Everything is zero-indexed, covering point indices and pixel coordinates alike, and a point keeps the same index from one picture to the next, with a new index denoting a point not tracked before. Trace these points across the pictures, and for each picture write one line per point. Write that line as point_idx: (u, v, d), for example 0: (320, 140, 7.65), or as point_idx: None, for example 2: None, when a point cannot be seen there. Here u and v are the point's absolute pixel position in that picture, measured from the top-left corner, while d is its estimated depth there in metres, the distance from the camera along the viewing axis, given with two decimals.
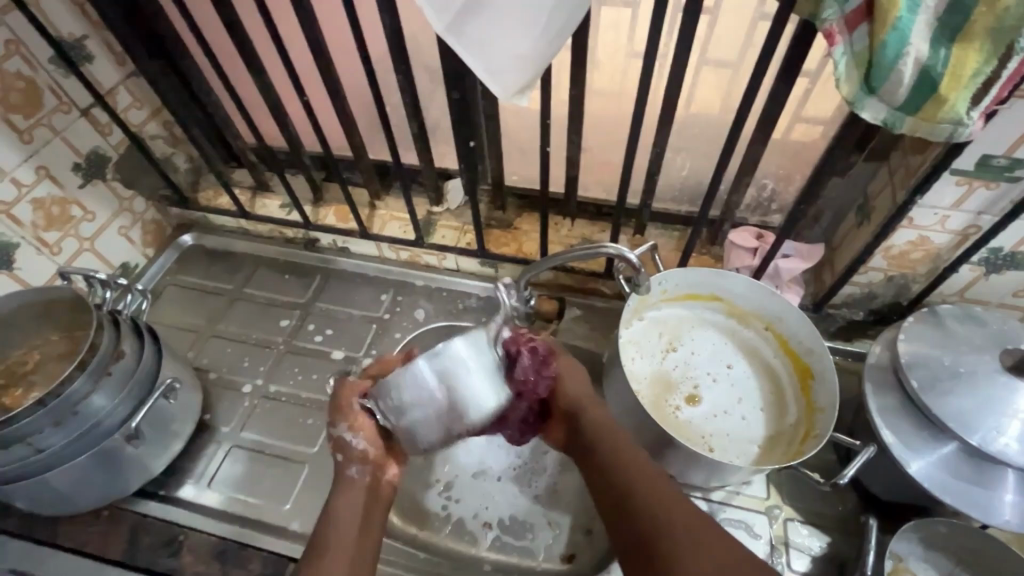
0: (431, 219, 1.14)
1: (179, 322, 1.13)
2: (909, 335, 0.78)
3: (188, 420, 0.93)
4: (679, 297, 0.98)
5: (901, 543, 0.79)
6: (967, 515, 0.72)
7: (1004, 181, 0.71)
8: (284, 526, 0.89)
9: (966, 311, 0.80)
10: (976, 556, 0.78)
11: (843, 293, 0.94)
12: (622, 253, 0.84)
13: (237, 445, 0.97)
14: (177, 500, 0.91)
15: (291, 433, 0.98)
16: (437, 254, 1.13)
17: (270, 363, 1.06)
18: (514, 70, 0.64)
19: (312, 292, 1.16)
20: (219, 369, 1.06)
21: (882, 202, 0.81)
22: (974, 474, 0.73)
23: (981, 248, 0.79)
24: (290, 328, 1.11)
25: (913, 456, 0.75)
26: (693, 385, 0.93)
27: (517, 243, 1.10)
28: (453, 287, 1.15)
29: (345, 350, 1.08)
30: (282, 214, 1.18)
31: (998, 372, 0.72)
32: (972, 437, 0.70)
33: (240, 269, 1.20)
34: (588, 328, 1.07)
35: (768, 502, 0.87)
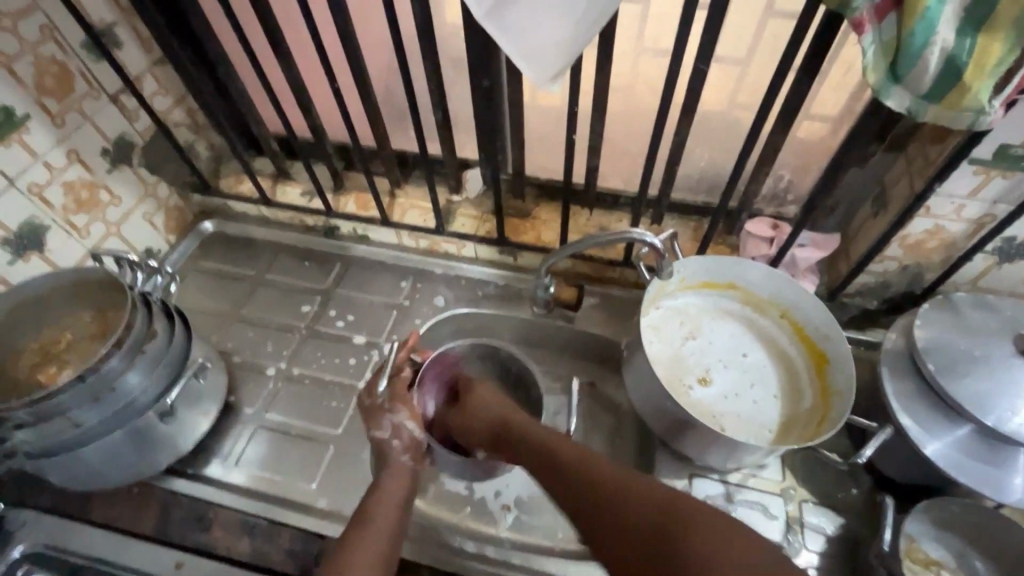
0: (451, 208, 1.16)
1: (203, 306, 1.15)
2: (925, 321, 0.80)
3: (215, 401, 0.95)
4: (695, 285, 1.00)
5: (914, 521, 0.82)
6: (981, 494, 0.75)
7: (1021, 171, 0.73)
8: (310, 504, 0.91)
9: (980, 298, 0.82)
10: (988, 535, 0.80)
11: (858, 282, 0.96)
12: (645, 237, 0.87)
13: (263, 425, 0.99)
14: (205, 478, 0.93)
15: (315, 415, 1.00)
16: (456, 242, 1.15)
17: (293, 346, 1.08)
18: (548, 57, 0.66)
19: (332, 278, 1.17)
20: (243, 352, 1.08)
21: (899, 191, 0.84)
22: (989, 455, 0.75)
23: (996, 237, 0.81)
24: (312, 313, 1.13)
25: (928, 438, 0.77)
26: (706, 370, 0.95)
27: (536, 231, 1.12)
28: (472, 275, 1.17)
29: (368, 335, 1.10)
30: (303, 202, 1.19)
31: (1012, 356, 0.74)
32: (987, 418, 0.72)
33: (261, 255, 1.22)
34: (605, 316, 1.09)
35: (783, 484, 0.90)
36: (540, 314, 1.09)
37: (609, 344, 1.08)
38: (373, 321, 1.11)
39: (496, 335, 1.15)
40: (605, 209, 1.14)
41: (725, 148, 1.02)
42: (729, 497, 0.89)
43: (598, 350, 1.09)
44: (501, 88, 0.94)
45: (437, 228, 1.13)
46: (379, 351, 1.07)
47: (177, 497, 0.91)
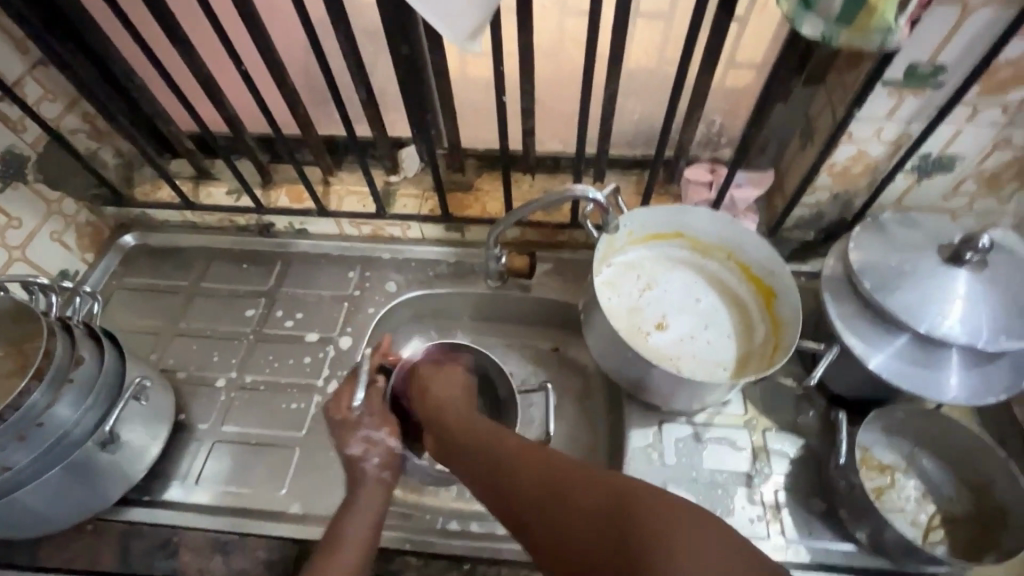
0: (390, 189, 1.12)
1: (136, 325, 1.07)
2: (858, 243, 0.84)
3: (163, 422, 0.89)
4: (644, 237, 1.01)
5: (864, 431, 0.87)
6: (923, 397, 0.80)
7: (930, 88, 0.76)
8: (283, 510, 0.88)
9: (904, 216, 0.86)
10: (931, 434, 0.86)
11: (795, 215, 0.99)
12: (588, 194, 0.86)
13: (220, 440, 0.94)
14: (166, 503, 0.88)
15: (275, 420, 0.96)
16: (400, 224, 1.11)
17: (241, 354, 1.03)
18: (467, 13, 0.63)
19: (274, 278, 1.12)
20: (187, 368, 1.02)
21: (823, 121, 0.86)
22: (926, 360, 0.80)
23: (913, 155, 0.85)
24: (257, 317, 1.07)
25: (872, 353, 0.82)
26: (661, 317, 0.97)
27: (480, 204, 1.10)
28: (420, 257, 1.13)
29: (320, 332, 1.05)
30: (230, 201, 1.12)
31: (937, 265, 0.79)
32: (921, 326, 0.76)
33: (192, 263, 1.14)
34: (560, 280, 1.09)
35: (746, 417, 0.93)
36: (495, 286, 1.08)
37: (568, 308, 1.07)
38: (324, 317, 1.07)
39: (455, 314, 1.13)
40: (547, 172, 1.11)
41: (658, 100, 1.01)
42: (697, 437, 0.92)
43: (558, 315, 1.09)
44: (423, 57, 0.89)
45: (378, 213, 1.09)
46: (335, 346, 1.03)
47: (136, 527, 0.86)
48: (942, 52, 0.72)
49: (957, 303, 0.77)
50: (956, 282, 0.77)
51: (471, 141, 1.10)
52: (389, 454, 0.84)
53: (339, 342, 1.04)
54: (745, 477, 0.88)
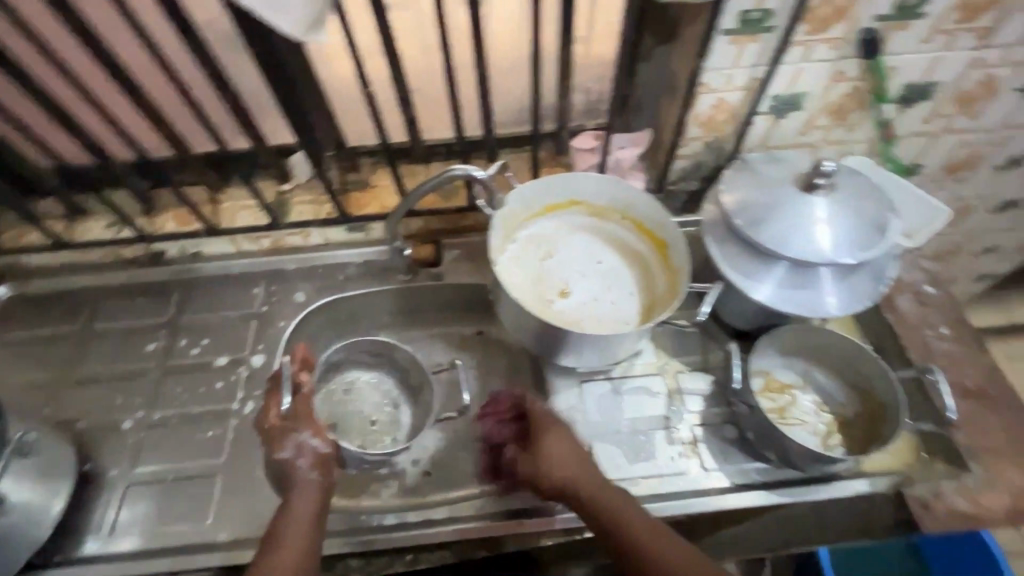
0: (283, 198, 1.09)
1: (23, 381, 0.99)
2: (732, 183, 0.89)
3: (64, 479, 0.83)
4: (540, 210, 1.04)
5: (759, 356, 0.94)
6: (805, 315, 0.87)
7: (763, 33, 0.83)
8: (211, 540, 0.85)
9: (768, 154, 0.93)
10: (820, 349, 0.94)
11: (677, 168, 1.05)
12: (470, 172, 0.88)
13: (133, 482, 0.90)
14: (83, 559, 0.83)
15: (191, 452, 0.92)
16: (299, 232, 1.08)
17: (146, 391, 0.98)
18: (299, 3, 0.62)
19: (172, 306, 1.05)
20: (88, 416, 0.95)
21: (681, 75, 0.91)
22: (803, 281, 0.87)
23: (764, 96, 0.92)
24: (159, 350, 1.02)
25: (756, 284, 0.88)
26: (566, 283, 1.00)
27: (378, 200, 1.09)
28: (328, 261, 1.08)
29: (230, 354, 1.01)
30: (111, 235, 1.06)
31: (797, 194, 0.85)
32: (791, 252, 0.83)
33: (79, 305, 1.05)
34: (470, 264, 1.10)
35: (659, 363, 0.98)
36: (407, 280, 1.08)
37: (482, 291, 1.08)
38: (232, 338, 1.03)
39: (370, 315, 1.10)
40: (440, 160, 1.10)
41: (527, 74, 1.05)
42: (616, 390, 0.96)
43: (474, 300, 1.10)
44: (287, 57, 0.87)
45: (271, 223, 1.07)
46: (247, 366, 1.00)
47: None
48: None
49: (819, 225, 0.84)
50: (814, 206, 0.84)
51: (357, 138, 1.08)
52: (320, 454, 0.80)
53: (251, 361, 1.00)
54: (664, 419, 0.93)
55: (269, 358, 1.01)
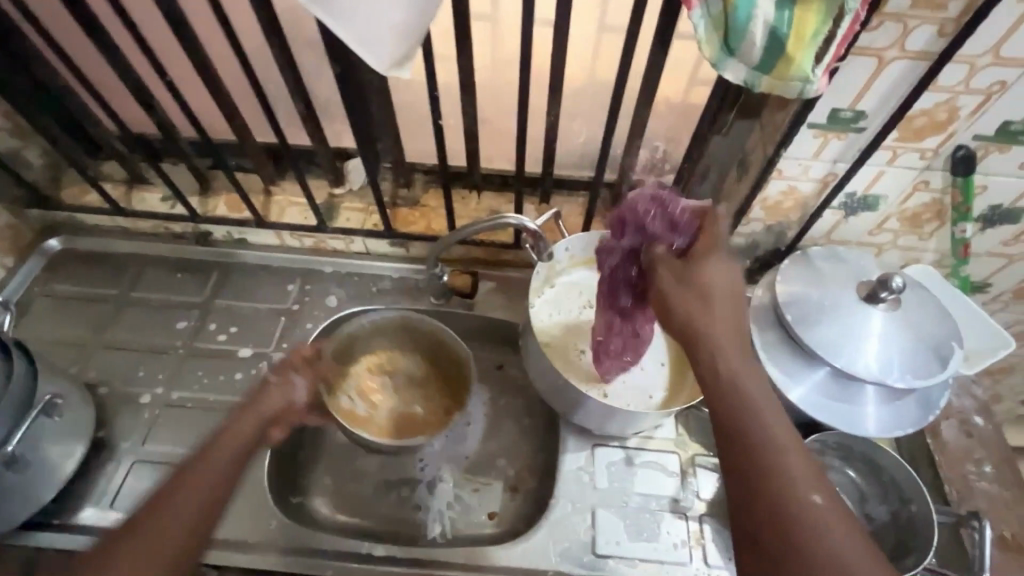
0: (333, 202, 0.93)
1: (57, 337, 0.86)
2: (784, 276, 0.72)
3: (80, 438, 0.73)
4: (586, 260, 0.87)
5: (841, 424, 0.68)
6: (834, 429, 0.68)
7: (853, 132, 0.66)
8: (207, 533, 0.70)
9: (832, 251, 0.74)
10: (896, 487, 0.69)
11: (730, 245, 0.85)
12: (524, 224, 0.71)
13: (141, 459, 0.75)
14: (74, 528, 0.70)
15: (196, 437, 0.77)
16: (343, 238, 0.92)
17: (168, 370, 0.83)
18: (392, 38, 0.51)
19: (212, 287, 0.91)
20: (110, 382, 0.81)
21: (755, 154, 0.74)
22: (840, 392, 0.68)
23: (840, 193, 0.73)
24: (188, 330, 0.87)
25: (791, 383, 0.69)
26: (581, 350, 0.82)
27: (425, 220, 0.92)
28: (379, 272, 0.94)
29: (253, 348, 0.85)
30: (164, 208, 0.92)
31: (858, 305, 0.67)
32: (837, 363, 0.65)
33: (125, 267, 0.93)
34: (504, 299, 0.91)
35: (679, 440, 0.79)
36: (437, 304, 0.91)
37: (512, 329, 0.91)
38: (260, 331, 0.87)
39: (502, 344, 0.95)
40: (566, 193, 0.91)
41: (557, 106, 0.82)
42: (629, 461, 0.77)
43: (505, 335, 0.93)
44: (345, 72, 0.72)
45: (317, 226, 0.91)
46: (267, 364, 0.84)
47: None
48: (864, 97, 0.62)
49: (871, 342, 0.66)
50: (870, 319, 0.66)
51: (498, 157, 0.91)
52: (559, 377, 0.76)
53: (274, 359, 0.84)
54: (671, 502, 0.74)
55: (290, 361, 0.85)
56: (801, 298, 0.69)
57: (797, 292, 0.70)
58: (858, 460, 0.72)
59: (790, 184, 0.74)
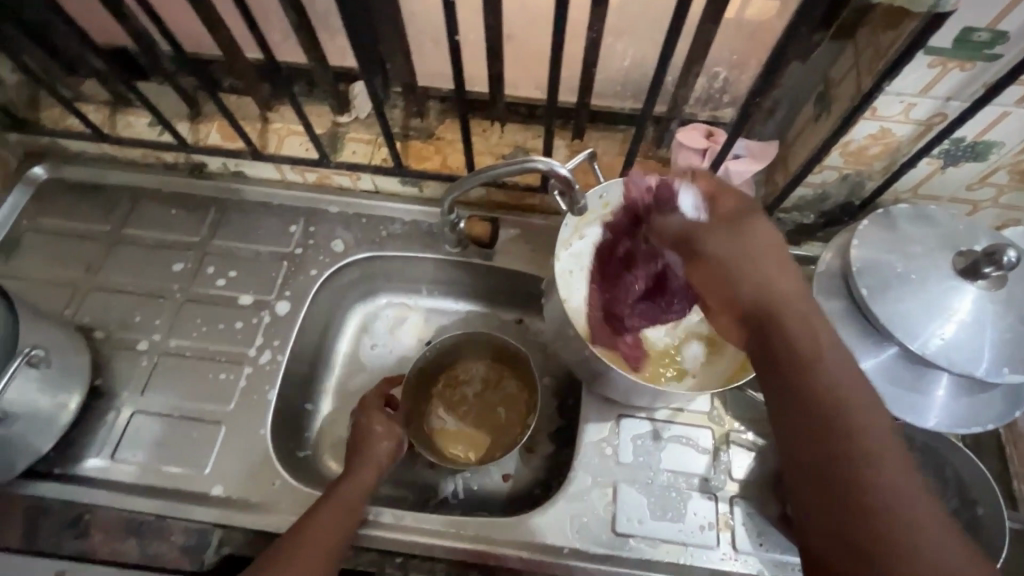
0: (337, 132, 0.82)
1: (48, 275, 0.80)
2: (861, 239, 0.60)
3: (74, 387, 0.69)
4: None
5: (907, 416, 0.59)
6: (896, 418, 0.60)
7: (982, 60, 0.52)
8: (206, 491, 0.67)
9: (921, 209, 0.61)
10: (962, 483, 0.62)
11: (794, 197, 0.73)
12: (553, 168, 0.60)
13: (142, 409, 0.72)
14: (75, 477, 0.67)
15: (196, 389, 0.73)
16: (348, 174, 0.82)
17: (165, 315, 0.78)
18: None
19: (209, 226, 0.84)
20: (106, 326, 0.77)
21: (844, 86, 0.60)
22: (911, 377, 0.59)
23: (945, 139, 0.59)
24: (184, 272, 0.80)
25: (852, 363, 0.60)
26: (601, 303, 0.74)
27: (441, 156, 0.81)
28: (390, 213, 0.85)
29: (254, 295, 0.79)
30: (152, 135, 0.83)
31: (953, 279, 0.56)
32: (916, 346, 0.55)
33: (116, 200, 0.86)
34: (527, 249, 0.82)
35: (712, 414, 0.72)
36: (452, 253, 0.83)
37: (534, 283, 0.83)
38: (260, 276, 0.80)
39: (522, 298, 0.87)
40: (603, 128, 0.80)
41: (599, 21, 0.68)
42: (656, 436, 0.70)
43: (526, 288, 0.85)
44: None
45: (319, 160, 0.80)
46: (269, 314, 0.78)
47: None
48: (1011, 12, 0.47)
49: (963, 324, 0.55)
50: (965, 298, 0.55)
51: (525, 83, 0.77)
52: (574, 355, 0.71)
53: (275, 308, 0.78)
54: (701, 480, 0.68)
55: (293, 311, 0.78)
56: (881, 266, 0.58)
57: (879, 260, 0.59)
58: (920, 450, 0.64)
59: (885, 125, 0.60)
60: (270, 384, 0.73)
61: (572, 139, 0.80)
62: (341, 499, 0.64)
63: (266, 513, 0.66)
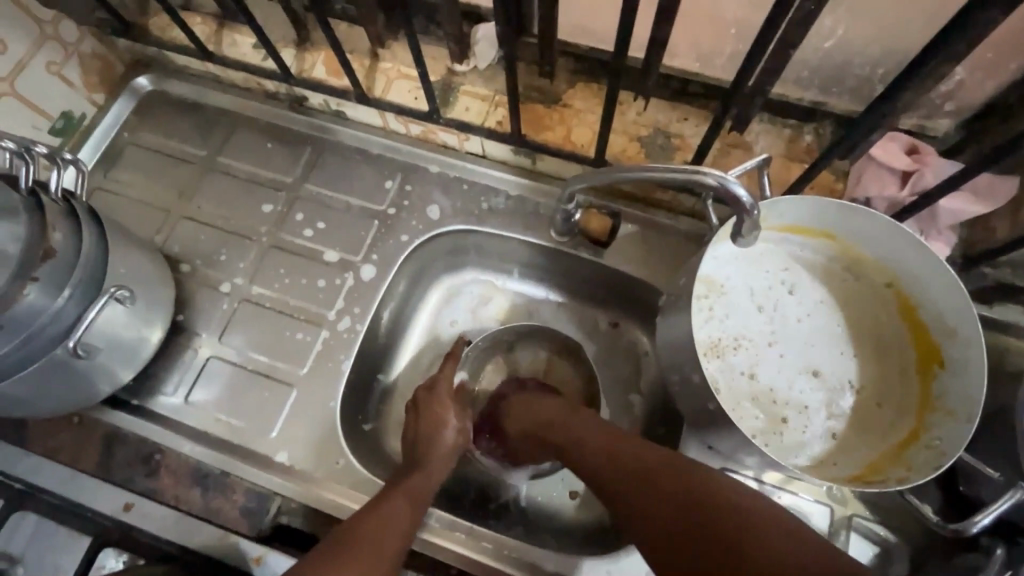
0: (452, 82, 0.72)
1: (142, 195, 0.78)
2: None
3: (157, 322, 0.67)
4: (779, 229, 0.61)
5: None
6: None
7: None
8: (270, 456, 0.65)
9: None
10: None
11: (1016, 252, 0.56)
12: (723, 185, 0.48)
13: (218, 355, 0.70)
14: (151, 412, 0.67)
15: (272, 344, 0.70)
16: (457, 133, 0.73)
17: (250, 259, 0.74)
18: None
19: (302, 167, 0.78)
20: (192, 260, 0.74)
21: None
22: None
23: None
24: (273, 215, 0.76)
25: None
26: (745, 374, 0.60)
27: (565, 127, 0.69)
28: (494, 184, 0.75)
29: (339, 252, 0.73)
30: (256, 59, 0.76)
31: None
32: None
33: (213, 124, 0.81)
34: (645, 251, 0.70)
35: (835, 490, 0.60)
36: (557, 242, 0.72)
37: (644, 290, 0.72)
38: (349, 233, 0.74)
39: (624, 302, 0.76)
40: (767, 120, 0.65)
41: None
42: None
43: (631, 293, 0.74)
44: None
45: (428, 113, 0.71)
46: (352, 276, 0.72)
47: (48, 462, 0.64)
48: None
49: None
50: None
51: (685, 52, 0.63)
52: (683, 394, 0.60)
53: (360, 272, 0.72)
54: None
55: (378, 277, 0.72)
56: None
57: None
58: None
59: None
60: (345, 354, 0.69)
61: (728, 130, 0.66)
62: (409, 489, 0.60)
63: (326, 491, 0.63)
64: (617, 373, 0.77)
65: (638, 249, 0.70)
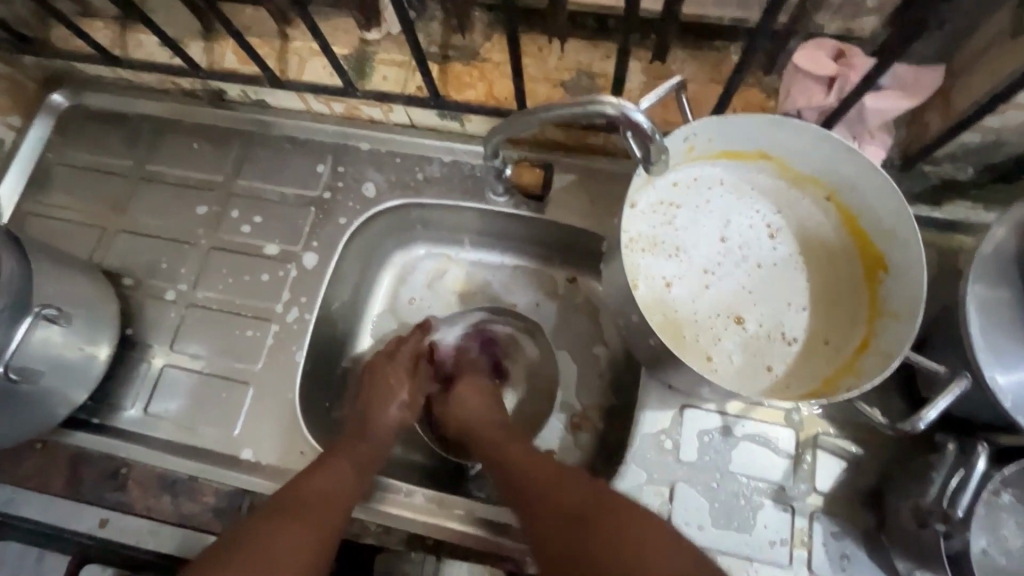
0: (365, 52, 0.69)
1: (75, 214, 0.77)
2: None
3: (102, 337, 0.66)
4: (712, 153, 0.59)
5: None
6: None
7: None
8: (234, 455, 0.64)
9: None
10: None
11: (953, 143, 0.54)
12: (625, 112, 0.46)
13: (172, 363, 0.69)
14: (112, 428, 0.67)
15: (223, 345, 0.69)
16: (378, 105, 0.70)
17: (192, 263, 0.73)
18: None
19: (231, 163, 0.76)
20: (134, 272, 0.73)
21: None
22: None
23: None
24: (209, 216, 0.74)
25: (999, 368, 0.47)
26: (664, 282, 0.59)
27: (485, 82, 0.67)
28: (427, 152, 0.73)
29: (280, 245, 0.72)
30: (164, 57, 0.73)
31: None
32: None
33: (135, 131, 0.79)
34: (586, 200, 0.68)
35: (796, 412, 0.60)
36: (497, 203, 0.71)
37: (592, 240, 0.70)
38: (286, 223, 0.73)
39: (576, 255, 0.75)
40: (690, 46, 0.63)
41: None
42: (726, 432, 0.60)
43: (581, 245, 0.73)
44: None
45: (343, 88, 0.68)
46: (295, 267, 0.71)
47: (21, 490, 0.65)
48: None
49: None
50: None
51: None
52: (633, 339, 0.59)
53: (302, 261, 0.71)
54: (775, 487, 0.58)
55: (320, 264, 0.71)
56: None
57: None
58: None
59: None
60: (297, 345, 0.68)
61: (651, 61, 0.63)
62: (356, 456, 0.60)
63: None
64: (579, 327, 0.77)
65: (579, 199, 0.68)
